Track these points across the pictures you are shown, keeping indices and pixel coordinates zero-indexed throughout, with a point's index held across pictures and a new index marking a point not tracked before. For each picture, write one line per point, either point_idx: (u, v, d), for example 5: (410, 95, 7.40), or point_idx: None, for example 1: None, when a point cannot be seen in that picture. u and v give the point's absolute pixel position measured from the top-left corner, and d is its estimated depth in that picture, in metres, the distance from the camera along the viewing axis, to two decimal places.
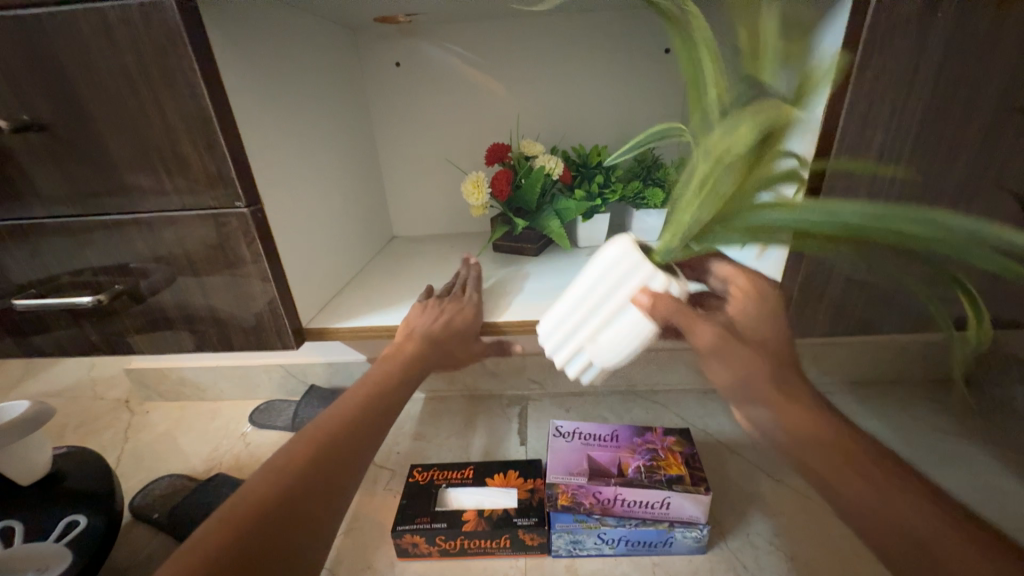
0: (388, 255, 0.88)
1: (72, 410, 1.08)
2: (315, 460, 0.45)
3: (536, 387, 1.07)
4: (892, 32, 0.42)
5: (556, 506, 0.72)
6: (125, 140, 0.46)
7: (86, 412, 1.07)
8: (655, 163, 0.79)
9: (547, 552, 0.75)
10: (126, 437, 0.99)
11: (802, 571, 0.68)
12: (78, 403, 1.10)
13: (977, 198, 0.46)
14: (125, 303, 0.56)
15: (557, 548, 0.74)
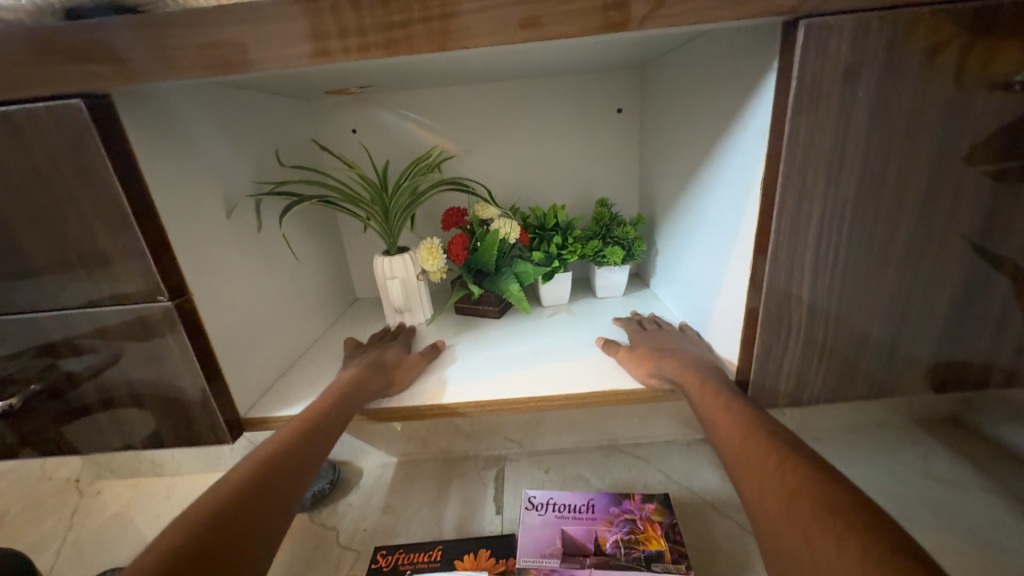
0: (344, 326, 0.86)
1: (11, 496, 0.99)
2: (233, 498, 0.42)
3: (514, 446, 1.01)
4: (827, 104, 0.40)
5: None
6: (39, 238, 0.44)
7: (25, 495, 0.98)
8: (614, 220, 0.79)
9: None
10: (61, 523, 0.90)
11: None
12: (19, 487, 1.01)
13: (926, 262, 0.45)
14: (42, 403, 0.52)
15: None
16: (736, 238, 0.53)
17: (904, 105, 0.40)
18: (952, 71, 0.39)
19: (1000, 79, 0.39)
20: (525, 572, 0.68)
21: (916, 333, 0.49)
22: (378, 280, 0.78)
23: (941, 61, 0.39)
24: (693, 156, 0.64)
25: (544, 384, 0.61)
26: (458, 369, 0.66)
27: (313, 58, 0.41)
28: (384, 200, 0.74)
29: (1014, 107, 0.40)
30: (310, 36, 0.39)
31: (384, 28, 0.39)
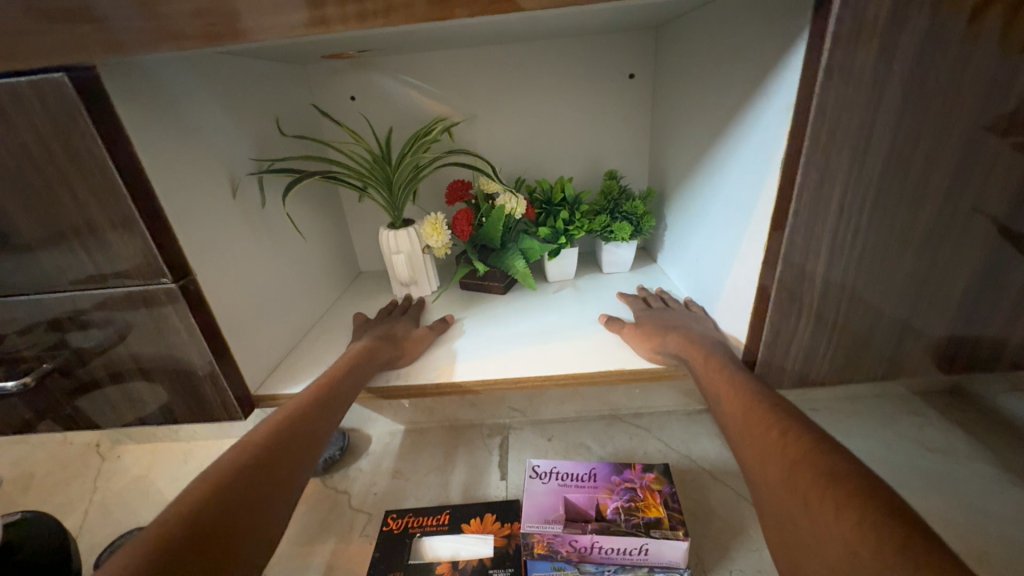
0: (349, 300, 0.86)
1: (34, 458, 1.02)
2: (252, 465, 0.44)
3: (517, 415, 1.03)
4: (859, 79, 0.37)
5: (532, 555, 0.70)
6: (35, 220, 0.43)
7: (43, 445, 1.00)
8: (623, 194, 0.76)
9: None
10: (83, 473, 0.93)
11: None
12: (41, 449, 1.04)
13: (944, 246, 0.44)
14: (56, 381, 0.53)
15: None
16: (751, 219, 0.52)
17: (943, 80, 0.37)
18: (1000, 43, 0.36)
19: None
20: (528, 537, 0.71)
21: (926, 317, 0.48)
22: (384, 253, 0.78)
23: (987, 32, 0.36)
24: (710, 128, 0.61)
25: (549, 363, 0.61)
26: (466, 347, 0.66)
27: (309, 28, 0.38)
28: (387, 174, 0.72)
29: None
30: (305, 2, 0.36)
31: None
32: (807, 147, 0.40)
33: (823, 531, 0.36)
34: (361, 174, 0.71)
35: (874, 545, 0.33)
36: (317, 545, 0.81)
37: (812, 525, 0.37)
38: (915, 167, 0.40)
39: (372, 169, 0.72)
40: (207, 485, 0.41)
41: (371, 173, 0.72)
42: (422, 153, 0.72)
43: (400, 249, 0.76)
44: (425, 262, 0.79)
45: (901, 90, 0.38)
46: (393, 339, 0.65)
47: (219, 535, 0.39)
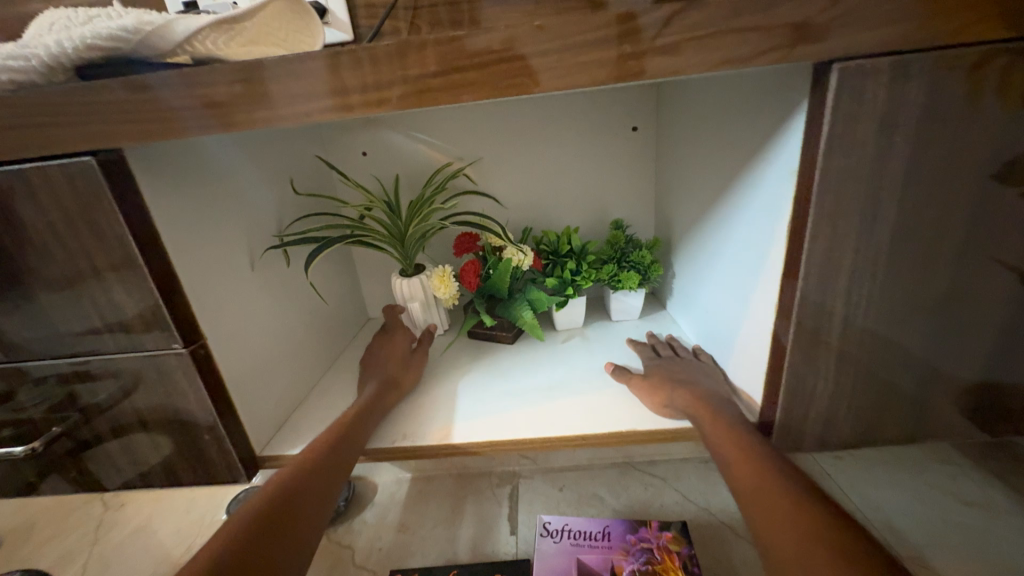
0: (356, 349, 0.86)
1: (30, 505, 0.97)
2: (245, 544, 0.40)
3: (528, 462, 0.96)
4: (862, 149, 0.37)
5: None
6: (56, 287, 0.45)
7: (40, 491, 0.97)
8: (630, 243, 0.77)
9: None
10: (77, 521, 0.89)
11: None
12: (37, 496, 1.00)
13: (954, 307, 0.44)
14: (61, 442, 0.53)
15: None
16: (759, 277, 0.52)
17: (945, 150, 0.37)
18: (998, 116, 0.36)
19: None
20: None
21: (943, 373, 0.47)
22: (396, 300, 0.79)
23: (987, 104, 0.36)
24: (714, 182, 0.62)
25: (559, 421, 0.59)
26: (471, 403, 0.65)
27: (338, 111, 0.40)
28: (399, 228, 0.73)
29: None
30: (334, 90, 0.38)
31: (398, 82, 0.38)
32: (814, 212, 0.40)
33: None
34: (373, 230, 0.73)
35: None
36: None
37: None
38: (926, 231, 0.40)
39: (382, 224, 0.73)
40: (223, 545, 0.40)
41: (382, 227, 0.74)
42: (430, 208, 0.74)
43: (412, 296, 0.78)
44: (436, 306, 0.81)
45: (903, 160, 0.38)
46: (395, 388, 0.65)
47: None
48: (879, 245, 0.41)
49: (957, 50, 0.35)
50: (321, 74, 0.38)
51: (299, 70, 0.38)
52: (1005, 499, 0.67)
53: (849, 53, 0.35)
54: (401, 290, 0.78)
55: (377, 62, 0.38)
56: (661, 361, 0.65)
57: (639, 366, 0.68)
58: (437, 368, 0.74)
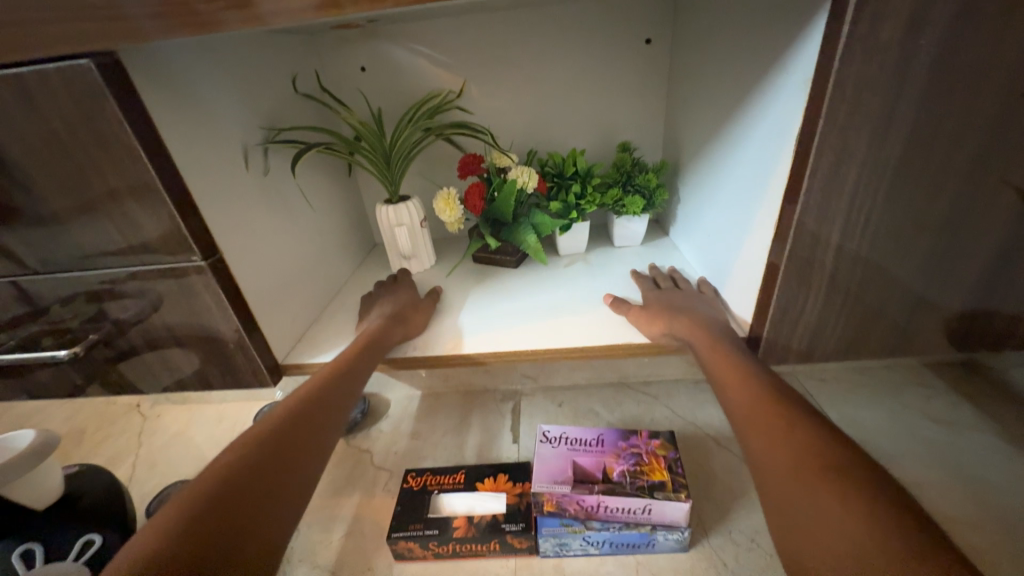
0: (365, 272, 0.88)
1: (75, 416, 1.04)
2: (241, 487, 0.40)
3: (530, 380, 0.99)
4: (885, 51, 0.36)
5: (542, 512, 0.65)
6: (69, 201, 0.46)
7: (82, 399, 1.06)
8: (636, 166, 0.76)
9: (535, 551, 0.68)
10: (122, 427, 0.98)
11: None
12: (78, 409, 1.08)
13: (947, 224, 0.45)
14: (99, 349, 0.58)
15: (545, 550, 0.67)
16: (762, 198, 0.52)
17: (976, 50, 0.35)
18: None
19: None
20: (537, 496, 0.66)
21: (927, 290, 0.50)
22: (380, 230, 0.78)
23: None
24: (727, 97, 0.60)
25: (560, 337, 0.63)
26: (475, 319, 0.69)
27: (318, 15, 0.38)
28: (385, 146, 0.71)
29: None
30: None
31: None
32: (825, 122, 0.39)
33: (828, 513, 0.37)
34: (359, 147, 0.70)
35: (874, 527, 0.34)
36: (345, 498, 0.78)
37: (809, 505, 0.38)
38: (941, 141, 0.39)
39: (366, 141, 0.71)
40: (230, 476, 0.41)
41: (366, 144, 0.71)
42: (418, 126, 0.72)
43: (397, 223, 0.76)
44: (421, 237, 0.80)
45: (930, 62, 0.36)
46: (405, 323, 0.66)
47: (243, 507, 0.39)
48: (890, 158, 0.40)
49: None
50: None
51: None
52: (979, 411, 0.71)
53: None
54: (385, 217, 0.76)
55: None
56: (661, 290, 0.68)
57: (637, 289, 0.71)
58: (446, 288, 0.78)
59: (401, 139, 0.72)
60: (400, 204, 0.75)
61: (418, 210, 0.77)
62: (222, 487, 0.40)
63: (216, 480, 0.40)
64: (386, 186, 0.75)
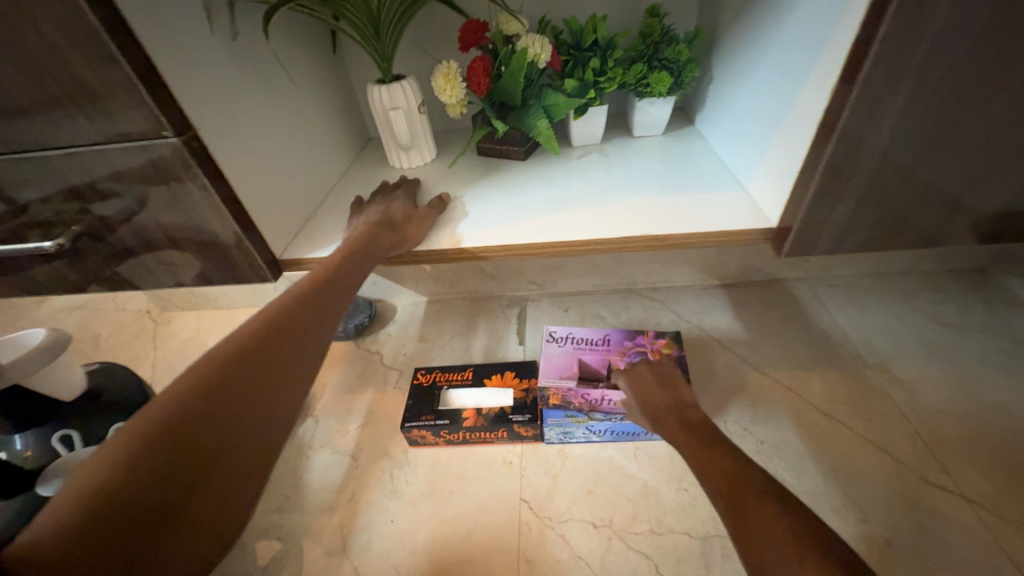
0: (361, 166, 0.82)
1: (85, 324, 1.04)
2: (200, 423, 0.33)
3: (535, 287, 0.89)
4: None
5: (547, 404, 0.63)
6: (13, 64, 0.41)
7: (87, 305, 1.05)
8: (665, 36, 0.65)
9: (541, 439, 0.66)
10: (134, 332, 0.98)
11: (841, 459, 0.57)
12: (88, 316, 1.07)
13: None
14: (86, 243, 0.55)
15: (550, 436, 0.65)
16: (818, 61, 0.45)
17: None
18: None
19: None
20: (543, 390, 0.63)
21: (978, 171, 0.45)
22: (374, 115, 0.70)
23: None
24: None
25: (571, 231, 0.59)
26: (479, 213, 0.64)
27: None
28: (372, 12, 0.61)
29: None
30: None
31: None
32: None
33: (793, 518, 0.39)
34: (342, 11, 0.60)
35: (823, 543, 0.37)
36: (358, 394, 0.77)
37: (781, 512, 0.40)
38: None
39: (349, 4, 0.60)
40: (207, 373, 0.36)
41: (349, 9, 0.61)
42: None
43: (392, 108, 0.68)
44: (420, 125, 0.72)
45: None
46: (398, 229, 0.59)
47: (226, 405, 0.35)
48: None
49: None
50: None
51: None
52: None
53: None
54: (379, 99, 0.68)
55: None
56: (680, 192, 0.62)
57: (655, 181, 0.65)
58: (448, 182, 0.72)
59: (391, 1, 0.62)
60: (395, 84, 0.66)
61: (414, 92, 0.69)
62: (208, 382, 0.35)
63: (195, 378, 0.35)
64: (376, 62, 0.66)
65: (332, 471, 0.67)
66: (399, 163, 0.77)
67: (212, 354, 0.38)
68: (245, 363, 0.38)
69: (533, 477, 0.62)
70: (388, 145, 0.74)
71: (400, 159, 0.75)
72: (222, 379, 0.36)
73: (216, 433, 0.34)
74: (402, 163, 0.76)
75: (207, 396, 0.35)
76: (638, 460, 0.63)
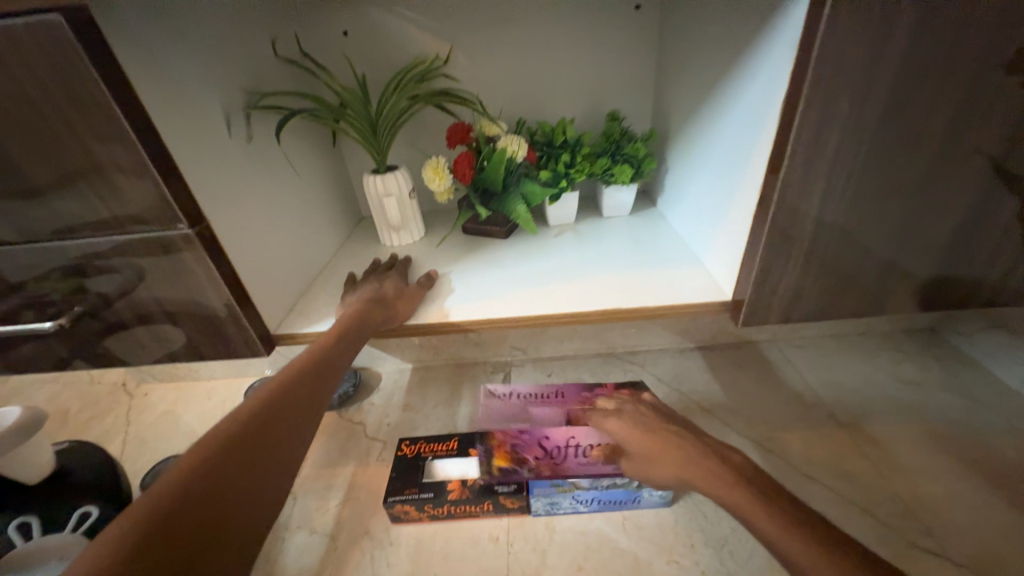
0: (354, 243, 0.88)
1: (53, 399, 1.00)
2: (197, 511, 0.34)
3: (518, 352, 0.91)
4: None
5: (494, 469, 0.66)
6: (50, 168, 0.46)
7: (60, 380, 1.03)
8: (625, 136, 0.76)
9: (527, 511, 0.65)
10: (107, 406, 0.95)
11: None
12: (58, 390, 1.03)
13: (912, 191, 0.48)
14: (85, 322, 0.57)
15: (536, 508, 0.65)
16: (750, 161, 0.54)
17: None
18: None
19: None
20: (488, 440, 0.69)
21: (894, 253, 0.52)
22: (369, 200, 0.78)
23: None
24: (716, 65, 0.61)
25: (551, 305, 0.64)
26: (464, 288, 0.70)
27: None
28: (372, 117, 0.70)
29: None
30: None
31: None
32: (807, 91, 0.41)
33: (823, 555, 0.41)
34: (345, 116, 0.69)
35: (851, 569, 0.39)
36: (340, 467, 0.76)
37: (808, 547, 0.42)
38: None
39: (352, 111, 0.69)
40: (205, 456, 0.37)
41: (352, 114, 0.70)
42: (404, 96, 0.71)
43: (385, 194, 0.76)
44: (411, 209, 0.79)
45: None
46: (389, 306, 0.63)
47: (221, 490, 0.36)
48: None
49: None
50: None
51: None
52: None
53: None
54: (372, 187, 0.75)
55: None
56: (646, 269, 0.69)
57: (625, 258, 0.72)
58: (436, 259, 0.78)
59: (388, 108, 0.71)
60: (388, 174, 0.74)
61: (406, 181, 0.76)
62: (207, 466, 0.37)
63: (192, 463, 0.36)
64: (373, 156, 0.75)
65: (311, 554, 0.64)
66: (390, 242, 0.83)
67: (199, 445, 0.38)
68: (241, 446, 0.40)
69: (520, 552, 0.61)
70: (380, 227, 0.81)
71: (391, 239, 0.82)
72: (220, 463, 0.38)
73: (211, 520, 0.34)
74: (392, 242, 0.82)
75: (205, 482, 0.36)
76: (627, 531, 0.62)
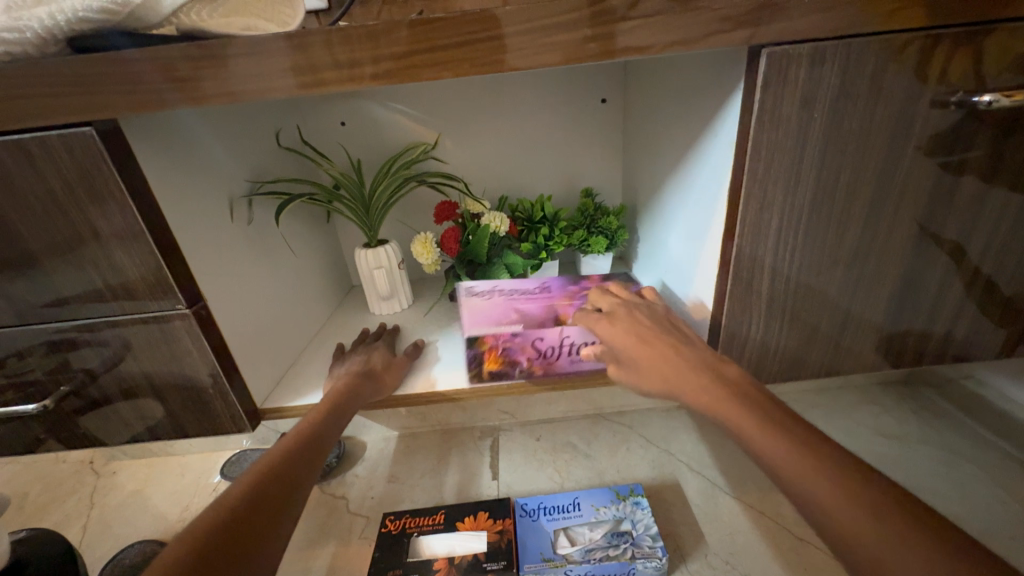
0: (343, 312, 0.90)
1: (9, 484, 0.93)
2: None
3: (507, 417, 0.88)
4: (776, 129, 0.45)
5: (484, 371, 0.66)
6: (60, 254, 0.49)
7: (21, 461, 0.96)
8: (598, 211, 0.83)
9: None
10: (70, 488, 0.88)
11: None
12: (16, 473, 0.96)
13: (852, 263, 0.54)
14: (70, 400, 0.57)
15: None
16: (706, 239, 0.60)
17: (843, 126, 0.46)
18: (887, 99, 0.45)
19: (926, 101, 0.45)
20: (477, 346, 0.65)
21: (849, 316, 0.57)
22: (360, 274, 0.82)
23: (874, 87, 0.44)
24: (671, 153, 0.69)
25: (535, 373, 0.66)
26: (450, 357, 0.72)
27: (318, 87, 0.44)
28: (364, 197, 0.76)
29: (932, 126, 0.46)
30: (296, 71, 0.43)
31: (378, 58, 0.43)
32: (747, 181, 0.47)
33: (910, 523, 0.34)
34: (340, 198, 0.75)
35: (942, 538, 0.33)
36: (319, 549, 0.71)
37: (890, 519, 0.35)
38: (824, 193, 0.49)
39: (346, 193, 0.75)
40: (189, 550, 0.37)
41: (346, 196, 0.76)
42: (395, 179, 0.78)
43: (375, 267, 0.80)
44: (401, 280, 0.84)
45: (807, 136, 0.46)
46: (378, 377, 0.65)
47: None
48: (797, 205, 0.49)
49: (849, 46, 0.43)
50: (310, 50, 0.42)
51: (285, 41, 0.42)
52: (926, 420, 0.76)
53: (776, 39, 0.42)
54: (364, 260, 0.80)
55: (359, 40, 0.42)
56: None
57: None
58: (424, 328, 0.80)
59: (380, 190, 0.78)
60: (380, 249, 0.79)
61: (396, 255, 0.81)
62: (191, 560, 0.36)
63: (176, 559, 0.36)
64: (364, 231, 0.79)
65: None
66: (379, 311, 0.86)
67: (184, 539, 0.38)
68: (227, 534, 0.39)
69: None
70: (370, 297, 0.84)
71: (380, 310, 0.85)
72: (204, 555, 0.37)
73: None
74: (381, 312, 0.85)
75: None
76: None
